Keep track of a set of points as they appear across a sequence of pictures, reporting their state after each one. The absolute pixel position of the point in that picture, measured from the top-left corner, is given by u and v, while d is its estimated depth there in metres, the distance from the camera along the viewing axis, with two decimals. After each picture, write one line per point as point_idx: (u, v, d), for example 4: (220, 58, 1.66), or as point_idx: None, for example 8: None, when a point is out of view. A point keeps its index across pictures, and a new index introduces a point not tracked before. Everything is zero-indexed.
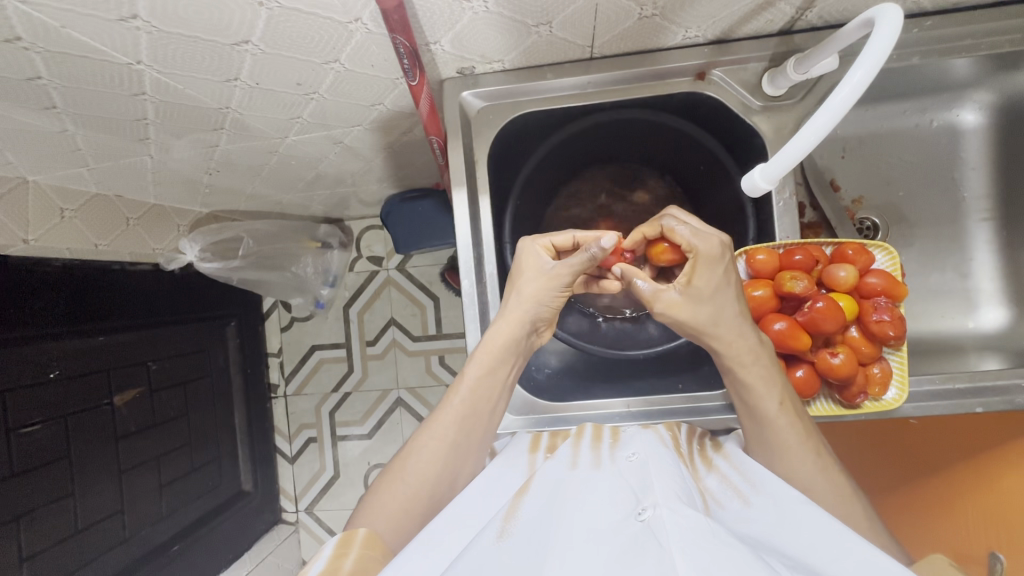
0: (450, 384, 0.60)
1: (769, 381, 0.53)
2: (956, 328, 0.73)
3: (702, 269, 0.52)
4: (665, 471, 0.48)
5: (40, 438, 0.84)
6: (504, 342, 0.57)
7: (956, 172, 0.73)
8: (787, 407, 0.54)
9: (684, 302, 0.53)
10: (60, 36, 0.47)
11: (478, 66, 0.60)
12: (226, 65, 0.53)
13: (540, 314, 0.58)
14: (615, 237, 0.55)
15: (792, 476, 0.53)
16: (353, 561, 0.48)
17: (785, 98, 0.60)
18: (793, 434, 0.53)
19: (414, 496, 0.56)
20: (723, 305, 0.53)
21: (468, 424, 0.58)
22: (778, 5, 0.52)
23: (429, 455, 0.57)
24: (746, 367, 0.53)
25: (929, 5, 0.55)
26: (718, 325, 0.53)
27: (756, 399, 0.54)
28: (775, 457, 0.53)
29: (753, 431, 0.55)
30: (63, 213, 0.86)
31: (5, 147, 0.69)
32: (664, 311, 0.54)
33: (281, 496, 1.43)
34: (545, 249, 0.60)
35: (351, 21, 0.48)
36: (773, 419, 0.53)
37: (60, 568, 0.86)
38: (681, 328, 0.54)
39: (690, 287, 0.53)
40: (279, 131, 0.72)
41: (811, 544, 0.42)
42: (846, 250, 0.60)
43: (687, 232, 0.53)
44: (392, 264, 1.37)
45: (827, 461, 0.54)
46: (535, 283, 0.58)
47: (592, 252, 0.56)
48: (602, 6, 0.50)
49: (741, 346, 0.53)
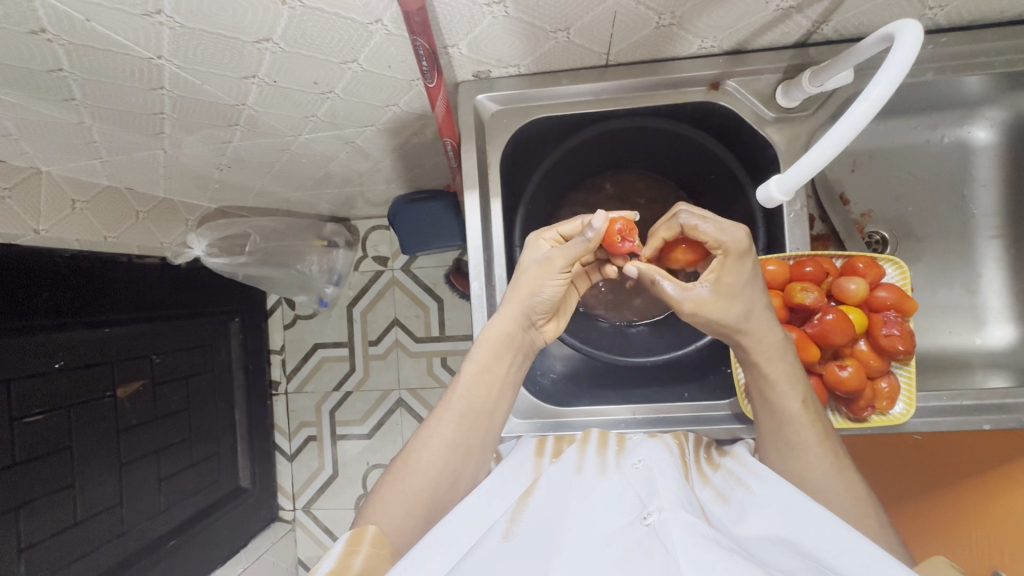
0: (450, 383, 0.60)
1: (791, 381, 0.54)
2: (963, 344, 0.72)
3: (733, 264, 0.51)
4: (671, 479, 0.48)
5: (42, 429, 0.84)
6: (500, 337, 0.58)
7: (967, 188, 0.73)
8: (808, 406, 0.54)
9: (715, 299, 0.52)
10: (85, 30, 0.47)
11: (494, 70, 0.60)
12: (246, 62, 0.54)
13: (535, 306, 0.57)
14: (606, 217, 0.56)
15: (805, 477, 0.53)
16: (363, 558, 0.49)
17: (799, 110, 0.60)
18: (814, 433, 0.53)
19: (416, 497, 0.56)
20: (754, 301, 0.52)
21: (466, 421, 0.58)
22: (795, 17, 0.53)
23: (429, 454, 0.57)
24: (771, 361, 0.53)
25: (945, 21, 0.55)
26: (749, 321, 0.52)
27: (779, 397, 0.54)
28: (792, 459, 0.53)
29: (769, 426, 0.55)
30: (74, 204, 0.89)
31: (20, 138, 0.69)
32: (694, 310, 0.52)
33: (279, 494, 1.42)
34: (551, 241, 0.59)
35: (372, 22, 0.48)
36: (793, 417, 0.53)
37: (59, 560, 0.86)
38: (707, 325, 0.53)
39: (720, 283, 0.52)
40: (292, 129, 0.72)
41: (818, 549, 0.41)
42: (857, 263, 0.60)
43: (711, 229, 0.52)
44: (397, 264, 1.37)
45: (845, 463, 0.54)
46: (531, 273, 0.57)
47: (587, 237, 0.56)
48: (620, 14, 0.50)
49: (770, 342, 0.53)
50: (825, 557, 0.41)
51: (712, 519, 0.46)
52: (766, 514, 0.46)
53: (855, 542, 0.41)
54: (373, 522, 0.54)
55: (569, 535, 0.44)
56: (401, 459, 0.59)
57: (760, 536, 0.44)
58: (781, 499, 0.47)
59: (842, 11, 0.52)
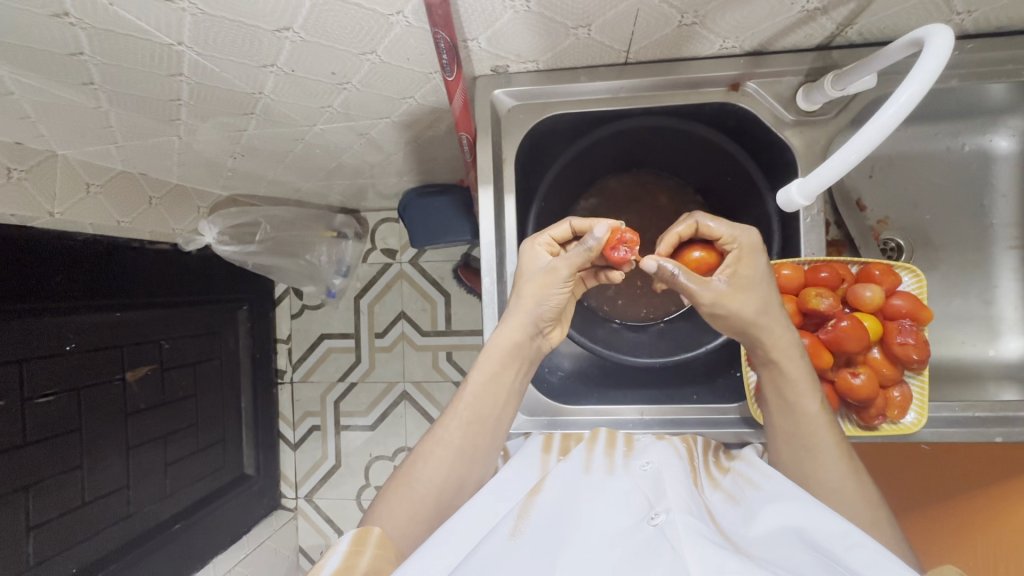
0: (456, 392, 0.60)
1: (810, 382, 0.53)
2: (977, 355, 0.71)
3: (748, 259, 0.53)
4: (679, 486, 0.48)
5: (52, 410, 0.85)
6: (508, 347, 0.57)
7: (986, 198, 0.72)
8: (824, 408, 0.54)
9: (736, 291, 0.52)
10: (107, 14, 0.47)
11: (512, 65, 0.60)
12: (264, 51, 0.54)
13: (542, 314, 0.57)
14: (608, 226, 0.55)
15: (816, 481, 0.53)
16: (369, 559, 0.49)
17: (819, 114, 0.60)
18: (830, 434, 0.53)
19: (421, 502, 0.56)
20: (771, 296, 0.52)
21: (472, 428, 0.58)
22: (819, 20, 0.52)
23: (434, 460, 0.57)
24: (790, 359, 0.53)
25: (972, 27, 0.54)
26: (769, 316, 0.52)
27: (799, 397, 0.53)
28: (804, 459, 0.53)
29: (785, 428, 0.54)
30: (88, 188, 0.88)
31: (39, 120, 0.69)
32: (714, 302, 0.52)
33: (282, 482, 1.44)
34: (546, 246, 0.59)
35: (393, 14, 0.48)
36: (810, 417, 0.53)
37: (64, 539, 0.87)
38: (727, 322, 0.53)
39: (737, 277, 0.52)
40: (307, 119, 0.73)
41: (827, 542, 0.41)
42: (874, 270, 0.58)
43: (724, 226, 0.53)
44: (405, 258, 1.38)
45: (861, 472, 0.53)
46: (531, 280, 0.57)
47: (588, 245, 0.55)
48: (643, 11, 0.50)
49: (785, 341, 0.53)
50: (834, 552, 0.41)
51: (721, 524, 0.46)
52: (774, 509, 0.46)
53: (862, 538, 0.41)
54: (377, 523, 0.54)
55: (577, 529, 0.44)
56: (407, 464, 0.59)
57: (771, 533, 0.44)
58: (788, 496, 0.47)
59: (868, 14, 0.51)
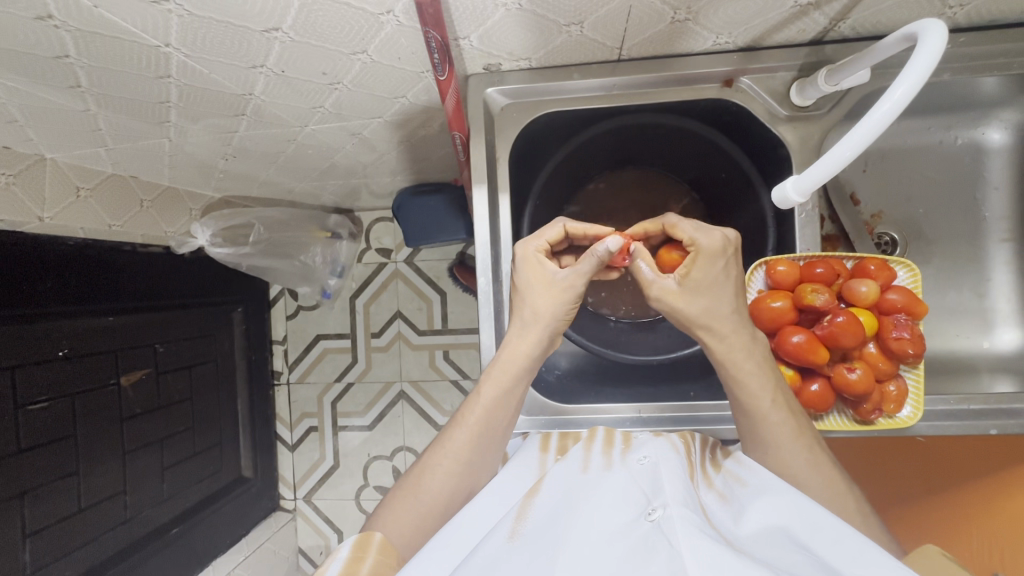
0: (463, 402, 0.60)
1: (761, 376, 0.53)
2: (971, 347, 0.71)
3: (702, 263, 0.53)
4: (677, 483, 0.48)
5: (46, 416, 0.84)
6: (521, 360, 0.57)
7: (979, 191, 0.72)
8: (779, 402, 0.53)
9: (682, 291, 0.53)
10: (93, 16, 0.46)
11: (505, 63, 0.59)
12: (254, 52, 0.53)
13: (555, 327, 0.57)
14: (619, 239, 0.53)
15: (784, 471, 0.52)
16: (372, 565, 0.49)
17: (813, 109, 0.59)
18: (787, 428, 0.52)
19: (429, 512, 0.55)
20: (721, 299, 0.53)
21: (483, 440, 0.58)
22: (812, 15, 0.52)
23: (445, 473, 0.57)
24: (737, 360, 0.53)
25: (964, 20, 0.54)
26: (713, 320, 0.52)
27: (750, 395, 0.53)
28: (769, 452, 0.53)
29: (746, 426, 0.54)
30: (78, 193, 0.87)
31: (25, 124, 0.68)
32: (659, 298, 0.54)
33: (280, 484, 1.43)
34: (542, 252, 0.58)
35: (383, 13, 0.47)
36: (766, 415, 0.52)
37: (62, 545, 0.86)
38: (673, 320, 0.54)
39: (688, 279, 0.53)
40: (299, 119, 0.72)
41: (814, 540, 0.41)
42: (868, 265, 0.57)
43: (689, 228, 0.54)
44: (401, 257, 1.38)
45: (819, 456, 0.52)
46: (541, 293, 0.57)
47: (598, 254, 0.54)
48: (636, 8, 0.49)
49: (735, 343, 0.53)
50: (823, 549, 0.41)
51: (714, 522, 0.46)
52: (767, 504, 0.46)
53: (851, 535, 0.41)
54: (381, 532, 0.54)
55: (574, 523, 0.44)
56: (412, 475, 0.58)
57: (762, 532, 0.44)
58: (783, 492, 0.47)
59: (860, 9, 0.51)
